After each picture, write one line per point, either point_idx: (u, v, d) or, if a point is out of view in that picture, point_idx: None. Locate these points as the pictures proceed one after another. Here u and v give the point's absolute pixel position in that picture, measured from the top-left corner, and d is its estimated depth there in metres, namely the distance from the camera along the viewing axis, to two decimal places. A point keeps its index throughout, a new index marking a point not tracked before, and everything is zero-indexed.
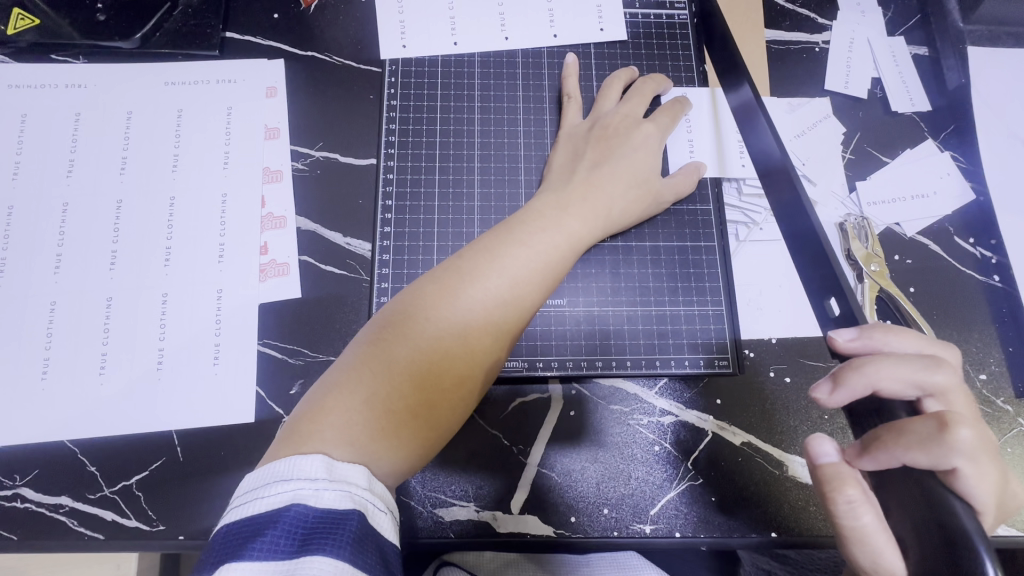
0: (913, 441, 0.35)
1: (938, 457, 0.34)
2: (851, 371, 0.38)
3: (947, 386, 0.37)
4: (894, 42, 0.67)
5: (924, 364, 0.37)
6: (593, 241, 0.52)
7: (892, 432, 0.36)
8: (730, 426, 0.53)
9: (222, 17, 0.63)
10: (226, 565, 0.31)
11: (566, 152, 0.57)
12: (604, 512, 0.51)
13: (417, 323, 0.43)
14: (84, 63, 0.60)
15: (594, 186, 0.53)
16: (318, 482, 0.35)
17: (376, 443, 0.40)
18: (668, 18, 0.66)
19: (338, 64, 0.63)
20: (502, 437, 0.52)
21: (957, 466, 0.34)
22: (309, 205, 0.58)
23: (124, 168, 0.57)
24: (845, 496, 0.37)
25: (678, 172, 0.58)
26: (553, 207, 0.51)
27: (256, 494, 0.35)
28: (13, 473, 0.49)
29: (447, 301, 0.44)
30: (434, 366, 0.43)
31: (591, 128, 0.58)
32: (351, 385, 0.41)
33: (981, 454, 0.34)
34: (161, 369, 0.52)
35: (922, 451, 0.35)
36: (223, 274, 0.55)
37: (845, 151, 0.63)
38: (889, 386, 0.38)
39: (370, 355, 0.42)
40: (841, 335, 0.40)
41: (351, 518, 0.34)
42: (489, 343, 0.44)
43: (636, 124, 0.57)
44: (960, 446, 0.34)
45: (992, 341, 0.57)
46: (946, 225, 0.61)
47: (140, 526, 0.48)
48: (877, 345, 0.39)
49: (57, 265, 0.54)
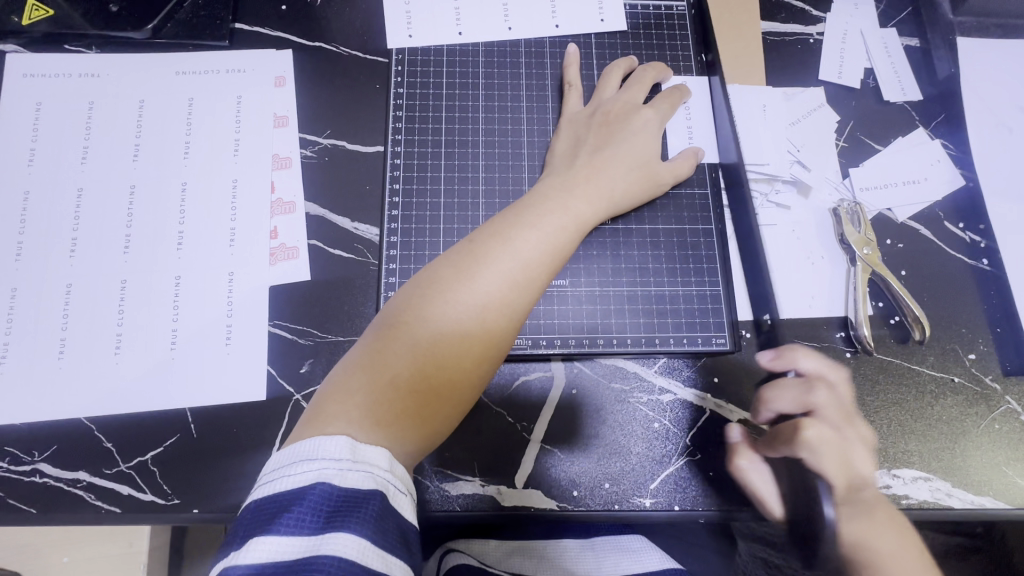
0: (784, 437, 0.51)
1: (794, 446, 0.50)
2: (765, 392, 0.54)
3: (823, 401, 0.53)
4: (887, 33, 0.69)
5: (806, 382, 0.54)
6: (597, 223, 0.53)
7: (776, 431, 0.52)
8: (727, 403, 0.55)
9: (232, 8, 0.64)
10: (257, 539, 0.33)
11: (568, 138, 0.59)
12: (605, 487, 0.52)
13: (433, 308, 0.45)
14: (97, 53, 0.62)
15: (597, 170, 0.54)
16: (342, 462, 0.37)
17: (397, 423, 0.41)
18: (666, 9, 0.68)
19: (346, 54, 0.64)
20: (507, 414, 0.54)
21: (805, 454, 0.49)
22: (318, 190, 0.59)
23: (137, 155, 0.58)
24: (739, 463, 0.53)
25: (677, 157, 0.59)
26: (559, 191, 0.52)
27: (282, 472, 0.37)
28: (31, 449, 0.50)
29: (460, 286, 0.45)
30: (450, 348, 0.44)
31: (592, 115, 0.59)
32: (369, 368, 0.43)
33: (824, 446, 0.50)
34: (175, 349, 0.53)
35: (785, 443, 0.51)
36: (235, 257, 0.56)
37: (839, 138, 0.65)
38: (781, 402, 0.53)
39: (387, 338, 0.44)
40: (762, 357, 0.57)
41: (373, 498, 0.36)
42: (502, 324, 0.46)
43: (636, 111, 0.59)
44: (809, 441, 0.49)
45: (981, 322, 0.59)
46: (936, 210, 0.63)
47: (156, 499, 0.50)
48: (789, 364, 0.55)
49: (73, 248, 0.55)
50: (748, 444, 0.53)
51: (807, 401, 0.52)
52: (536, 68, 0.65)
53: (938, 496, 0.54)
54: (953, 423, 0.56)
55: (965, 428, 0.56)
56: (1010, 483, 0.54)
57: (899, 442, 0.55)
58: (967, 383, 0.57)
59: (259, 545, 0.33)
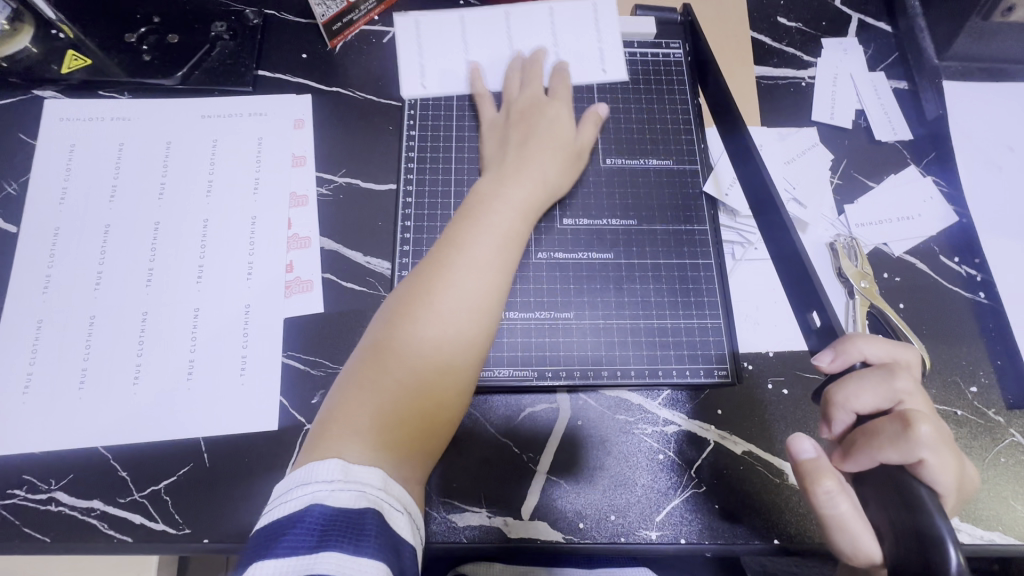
0: (885, 440, 0.41)
1: (907, 452, 0.40)
2: (836, 393, 0.44)
3: (912, 388, 0.43)
4: (876, 77, 0.72)
5: (888, 370, 0.44)
6: (538, 212, 0.57)
7: (866, 435, 0.42)
8: (731, 435, 0.56)
9: (256, 57, 0.69)
10: (256, 563, 0.35)
11: (494, 142, 0.62)
12: (610, 519, 0.53)
13: (398, 333, 0.47)
14: (129, 98, 0.66)
15: (525, 168, 0.57)
16: (334, 483, 0.39)
17: (387, 442, 0.43)
18: (663, 56, 0.72)
19: (361, 98, 0.68)
20: (513, 445, 0.55)
21: (923, 457, 0.39)
22: (332, 226, 0.62)
23: (162, 193, 0.62)
24: (824, 488, 0.41)
25: (649, 185, 0.61)
26: (490, 199, 0.55)
27: (282, 499, 0.39)
28: (49, 478, 0.52)
29: (421, 304, 0.48)
30: (428, 365, 0.46)
31: (521, 130, 0.62)
32: (356, 396, 0.45)
33: (942, 446, 0.40)
34: (190, 380, 0.55)
35: (893, 449, 0.41)
36: (252, 290, 0.58)
37: (833, 176, 0.67)
38: (861, 401, 0.44)
39: (365, 366, 0.46)
40: (822, 359, 0.47)
41: (366, 515, 0.37)
42: (476, 336, 0.48)
43: (569, 135, 0.62)
44: (924, 441, 0.40)
45: (981, 354, 0.60)
46: (931, 245, 0.64)
47: (167, 529, 0.51)
48: (853, 356, 0.45)
49: (98, 282, 0.58)
50: (823, 460, 0.43)
51: (895, 393, 0.43)
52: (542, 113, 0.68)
53: None
54: None
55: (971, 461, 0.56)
56: (1020, 517, 0.54)
57: None
58: (970, 416, 0.58)
59: (259, 567, 0.34)
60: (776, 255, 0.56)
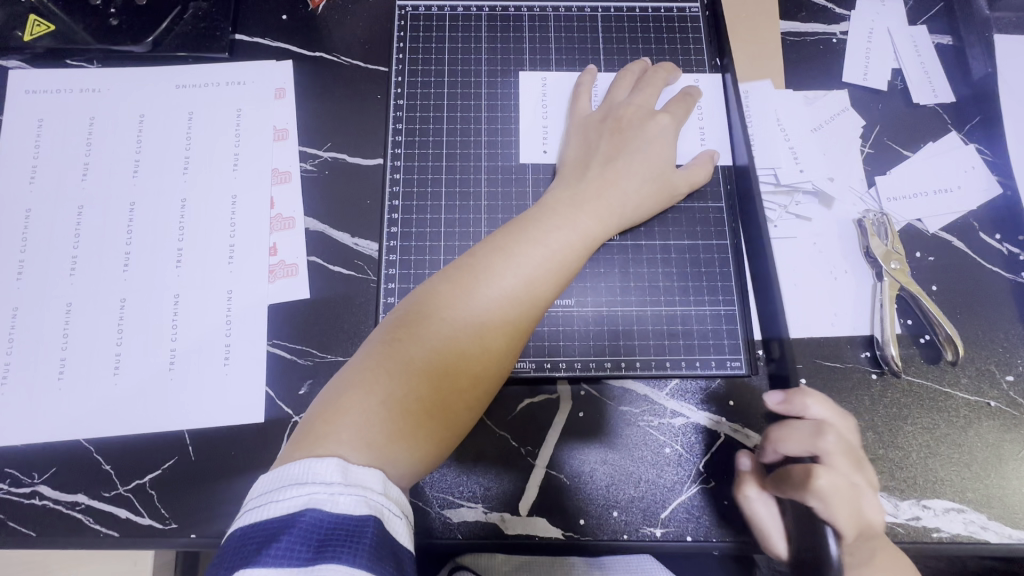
0: (791, 485, 0.45)
1: (803, 496, 0.45)
2: (771, 432, 0.48)
3: (836, 449, 0.46)
4: (916, 31, 0.65)
5: (817, 427, 0.47)
6: (606, 239, 0.51)
7: (782, 477, 0.47)
8: (743, 428, 0.52)
9: (232, 19, 0.63)
10: (241, 570, 0.32)
11: (578, 146, 0.56)
12: (613, 515, 0.50)
13: (432, 323, 0.43)
14: (99, 67, 0.61)
15: (607, 184, 0.52)
16: (333, 486, 0.35)
17: (395, 445, 0.40)
18: (678, 11, 0.65)
19: (346, 64, 0.63)
20: (511, 438, 0.52)
21: (811, 503, 0.44)
22: (318, 205, 0.58)
23: (137, 170, 0.58)
24: (746, 494, 0.49)
25: (693, 163, 0.56)
26: (566, 204, 0.50)
27: (272, 496, 0.35)
28: (31, 471, 0.50)
29: (462, 303, 0.44)
30: (452, 366, 0.42)
31: (604, 119, 0.56)
32: (366, 384, 0.41)
33: (839, 500, 0.44)
34: (173, 369, 0.52)
35: (795, 490, 0.45)
36: (234, 275, 0.55)
37: (864, 144, 0.61)
38: (787, 445, 0.47)
39: (386, 352, 0.42)
40: (770, 399, 0.50)
41: (367, 525, 0.34)
42: (505, 341, 0.44)
43: (649, 116, 0.56)
44: (820, 491, 0.44)
45: (1020, 341, 0.55)
46: (970, 220, 0.59)
47: (154, 523, 0.49)
48: (797, 408, 0.48)
49: (74, 266, 0.55)
50: (755, 474, 0.50)
51: (816, 447, 0.46)
52: (560, 97, 0.61)
53: (973, 530, 0.50)
54: (989, 451, 0.52)
55: (1003, 456, 0.52)
56: None
57: (930, 471, 0.51)
58: (1004, 408, 0.53)
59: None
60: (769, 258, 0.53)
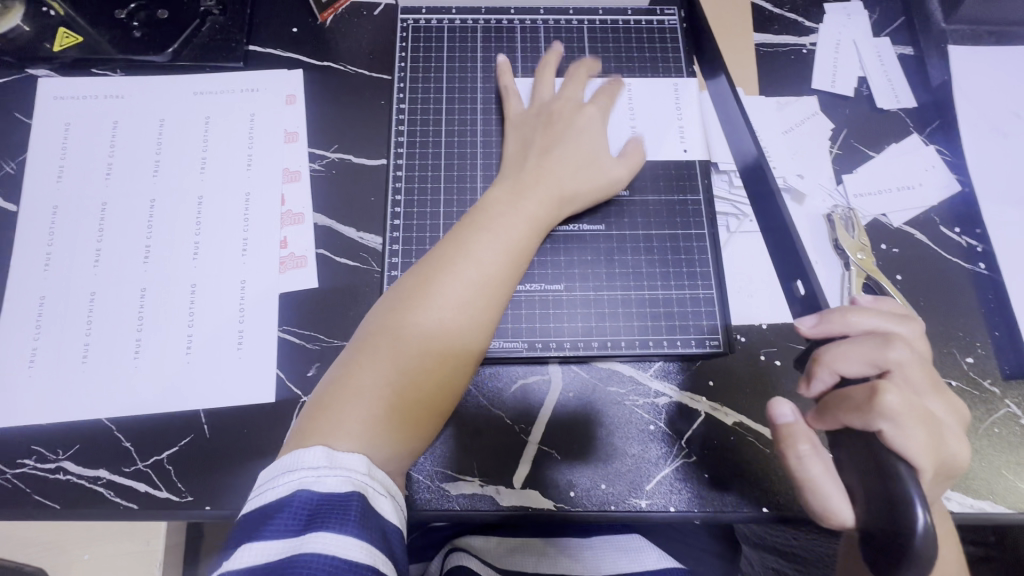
0: (851, 406, 0.42)
1: (868, 420, 0.41)
2: (823, 352, 0.45)
3: (906, 357, 0.43)
4: (880, 43, 0.70)
5: (884, 338, 0.43)
6: (553, 221, 0.56)
7: (839, 400, 0.43)
8: (722, 406, 0.56)
9: (246, 31, 0.68)
10: (244, 547, 0.36)
11: (517, 141, 0.60)
12: (601, 487, 0.54)
13: (396, 320, 0.47)
14: (122, 75, 0.66)
15: (545, 171, 0.56)
16: (320, 469, 0.39)
17: (379, 428, 0.43)
18: (659, 23, 0.70)
19: (352, 72, 0.68)
20: (505, 416, 0.56)
21: (882, 427, 0.40)
22: (325, 202, 0.62)
23: (156, 170, 0.62)
24: (796, 452, 0.45)
25: (628, 149, 0.60)
26: (510, 195, 0.54)
27: (267, 485, 0.39)
28: (56, 448, 0.53)
29: (421, 299, 0.48)
30: (423, 352, 0.46)
31: (539, 114, 0.61)
32: (347, 379, 0.45)
33: (909, 417, 0.40)
34: (189, 354, 0.56)
35: (856, 415, 0.42)
36: (246, 267, 0.59)
37: (833, 145, 0.66)
38: (847, 365, 0.44)
39: (362, 352, 0.46)
40: (804, 323, 0.47)
41: (351, 500, 0.38)
42: (472, 323, 0.48)
43: (579, 107, 0.61)
44: (888, 409, 0.40)
45: (979, 325, 0.59)
46: (932, 215, 0.63)
47: (171, 497, 0.52)
48: (836, 325, 0.45)
49: (97, 259, 0.59)
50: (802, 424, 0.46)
51: (885, 361, 0.43)
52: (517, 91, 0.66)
53: None
54: None
55: (963, 431, 0.56)
56: (1011, 486, 0.54)
57: None
58: (965, 386, 0.57)
59: (246, 552, 0.36)
60: (765, 228, 0.56)
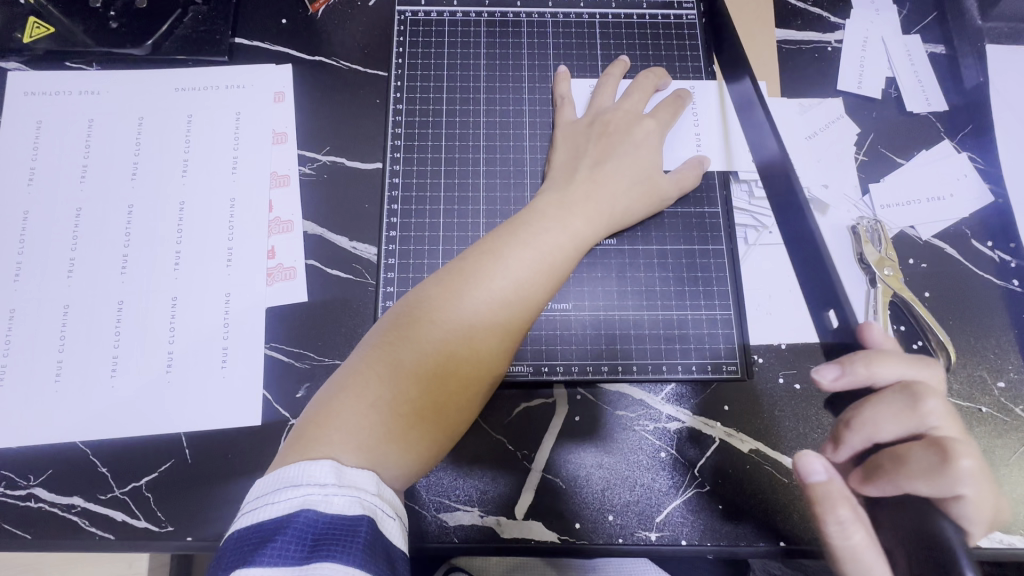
0: (917, 470, 0.37)
1: (941, 487, 0.36)
2: (853, 417, 0.41)
3: (940, 412, 0.39)
4: (910, 41, 0.66)
5: (911, 396, 0.39)
6: (596, 240, 0.52)
7: (894, 463, 0.38)
8: (737, 433, 0.53)
9: (232, 22, 0.63)
10: (237, 570, 0.32)
11: (567, 149, 0.56)
12: (608, 518, 0.50)
13: (423, 326, 0.43)
14: (98, 70, 0.61)
15: (593, 185, 0.52)
16: (328, 488, 0.35)
17: (384, 444, 0.40)
18: (675, 18, 0.66)
19: (346, 68, 0.63)
20: (507, 441, 0.52)
21: (960, 493, 0.36)
22: (316, 209, 0.58)
23: (135, 173, 0.58)
24: (836, 517, 0.37)
25: (681, 168, 0.57)
26: (555, 206, 0.51)
27: (267, 498, 0.35)
28: (27, 473, 0.50)
29: (453, 306, 0.44)
30: (443, 369, 0.42)
31: (591, 124, 0.57)
32: (356, 387, 0.41)
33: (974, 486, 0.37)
34: (169, 373, 0.52)
35: (926, 482, 0.36)
36: (231, 279, 0.55)
37: (858, 152, 0.62)
38: (882, 431, 0.39)
39: (380, 355, 0.42)
40: (825, 375, 0.41)
41: (361, 524, 0.34)
42: (498, 341, 0.45)
43: (637, 119, 0.57)
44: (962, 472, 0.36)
45: (1011, 347, 0.56)
46: (963, 228, 0.59)
47: (149, 526, 0.49)
48: (862, 377, 0.40)
49: (71, 269, 0.55)
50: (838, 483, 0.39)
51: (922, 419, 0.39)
52: (575, 98, 0.62)
53: None
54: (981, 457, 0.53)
55: (994, 461, 0.53)
56: None
57: None
58: (996, 413, 0.54)
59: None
60: (787, 238, 0.50)
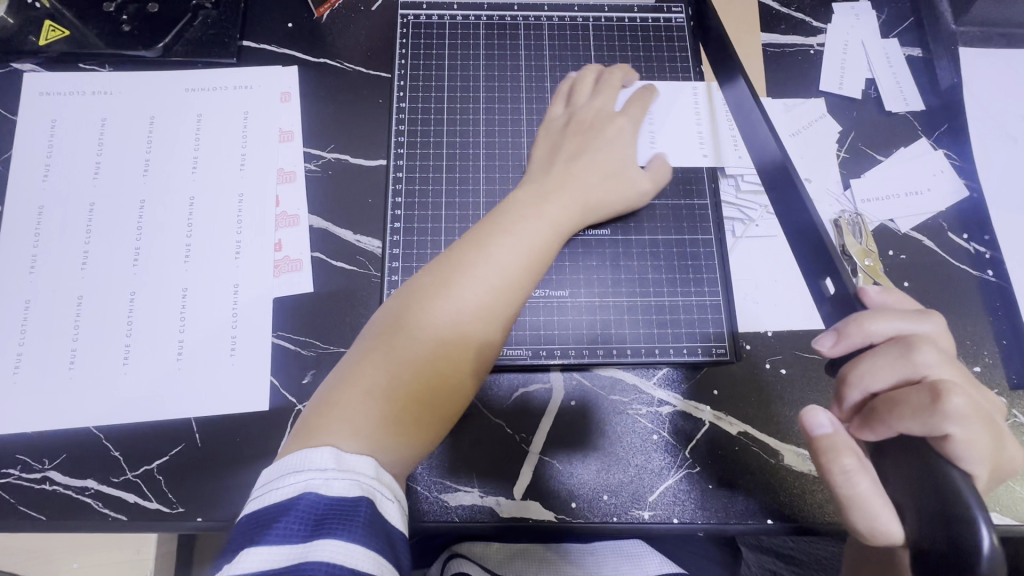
0: (907, 411, 0.39)
1: (931, 425, 0.38)
2: (850, 373, 0.43)
3: (936, 360, 0.40)
4: (888, 44, 0.69)
5: (905, 346, 0.41)
6: (573, 229, 0.54)
7: (887, 407, 0.40)
8: (726, 415, 0.55)
9: (240, 26, 0.66)
10: (245, 551, 0.34)
11: (544, 147, 0.59)
12: (603, 499, 0.52)
13: (412, 319, 0.45)
14: (111, 71, 0.64)
15: (570, 178, 0.55)
16: (328, 471, 0.37)
17: (382, 431, 0.42)
18: (664, 21, 0.69)
19: (350, 70, 0.66)
20: (506, 425, 0.54)
21: (950, 431, 0.37)
22: (322, 204, 0.61)
23: (146, 170, 0.60)
24: (840, 466, 0.40)
25: (654, 163, 0.59)
26: (533, 198, 0.53)
27: (272, 485, 0.37)
28: (41, 457, 0.52)
29: (440, 298, 0.46)
30: (434, 357, 0.45)
31: (565, 124, 0.60)
32: (355, 378, 0.43)
33: (974, 433, 0.38)
34: (180, 361, 0.54)
35: (915, 421, 0.38)
36: (240, 271, 0.57)
37: (840, 149, 0.65)
38: (877, 380, 0.42)
39: (374, 349, 0.44)
40: (823, 344, 0.44)
41: (360, 504, 0.36)
42: (485, 328, 0.47)
43: (632, 118, 0.59)
44: (955, 412, 0.37)
45: (986, 334, 0.58)
46: (940, 221, 0.62)
47: (161, 508, 0.51)
48: (860, 337, 0.42)
49: (85, 261, 0.57)
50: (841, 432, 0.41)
51: (916, 365, 0.40)
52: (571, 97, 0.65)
53: None
54: None
55: None
56: (1019, 499, 0.53)
57: None
58: None
59: (248, 556, 0.34)
60: (789, 227, 0.51)
